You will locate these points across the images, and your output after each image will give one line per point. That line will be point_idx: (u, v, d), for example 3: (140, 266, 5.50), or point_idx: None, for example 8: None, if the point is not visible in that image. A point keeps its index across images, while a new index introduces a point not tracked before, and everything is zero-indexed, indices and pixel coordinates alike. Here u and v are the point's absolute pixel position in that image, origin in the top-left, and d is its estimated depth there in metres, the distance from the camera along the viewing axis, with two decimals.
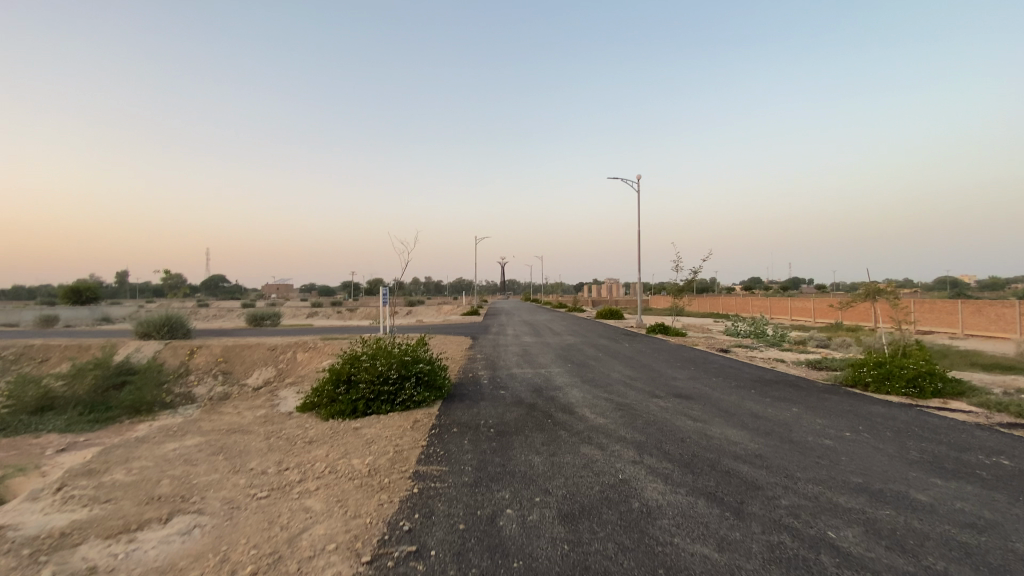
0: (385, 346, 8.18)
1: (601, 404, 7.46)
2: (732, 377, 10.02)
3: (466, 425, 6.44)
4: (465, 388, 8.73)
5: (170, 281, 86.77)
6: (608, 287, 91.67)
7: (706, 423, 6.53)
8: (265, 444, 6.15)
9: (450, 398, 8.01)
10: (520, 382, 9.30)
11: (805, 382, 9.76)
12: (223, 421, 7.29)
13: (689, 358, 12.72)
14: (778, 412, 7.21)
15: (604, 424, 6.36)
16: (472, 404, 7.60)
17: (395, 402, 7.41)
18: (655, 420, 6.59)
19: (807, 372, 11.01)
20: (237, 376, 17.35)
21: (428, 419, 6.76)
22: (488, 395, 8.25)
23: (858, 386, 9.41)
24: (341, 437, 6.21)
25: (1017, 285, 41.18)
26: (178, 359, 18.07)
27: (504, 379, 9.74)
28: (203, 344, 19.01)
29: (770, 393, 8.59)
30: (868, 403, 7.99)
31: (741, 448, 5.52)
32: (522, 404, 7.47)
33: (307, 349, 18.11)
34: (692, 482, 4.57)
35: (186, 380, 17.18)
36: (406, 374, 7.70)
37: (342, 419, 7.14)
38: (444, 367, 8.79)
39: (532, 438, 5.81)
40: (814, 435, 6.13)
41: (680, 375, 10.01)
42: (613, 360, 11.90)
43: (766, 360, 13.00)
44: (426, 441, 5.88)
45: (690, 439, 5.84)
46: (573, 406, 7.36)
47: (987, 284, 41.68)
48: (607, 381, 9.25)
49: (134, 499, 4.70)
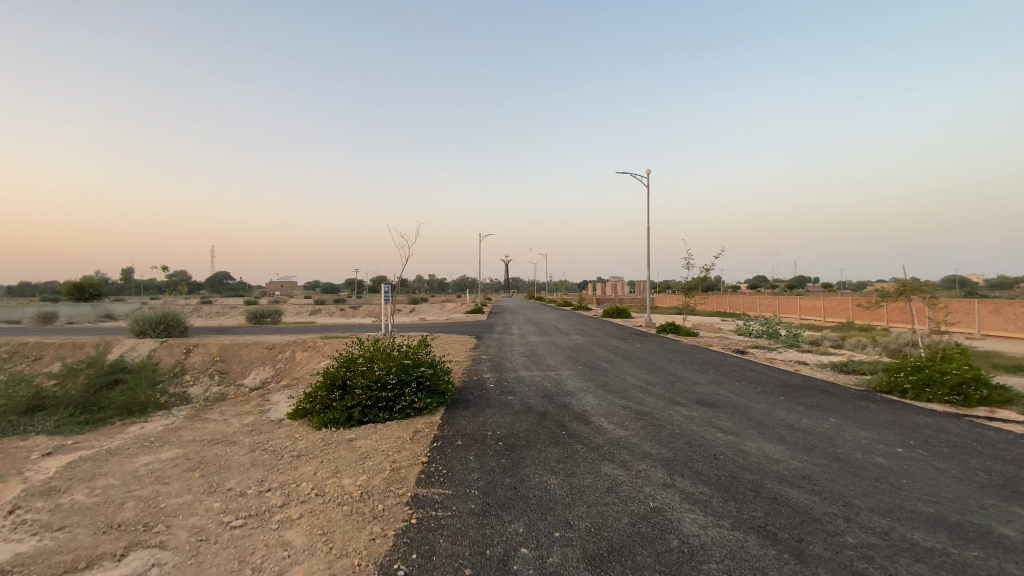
0: (384, 348, 7.55)
1: (619, 413, 6.79)
2: (756, 382, 9.32)
3: (471, 437, 5.79)
4: (470, 393, 8.09)
5: (174, 278, 86.73)
6: (613, 285, 90.82)
7: (739, 436, 5.85)
8: (248, 459, 5.51)
9: (453, 404, 7.38)
10: (528, 387, 8.63)
11: (836, 387, 9.05)
12: (207, 430, 6.66)
13: (706, 360, 12.04)
14: (816, 424, 6.52)
15: (624, 437, 5.70)
16: (477, 412, 6.94)
17: (394, 409, 6.78)
18: (682, 432, 5.93)
19: (835, 376, 10.29)
20: (234, 376, 16.77)
21: (429, 430, 6.12)
22: (495, 401, 7.61)
23: (894, 392, 8.71)
24: (333, 451, 5.56)
25: None
26: (173, 357, 17.51)
27: (511, 383, 9.08)
28: (199, 342, 18.45)
29: (801, 400, 7.90)
30: (912, 412, 7.28)
31: (785, 468, 4.84)
32: (532, 413, 6.82)
33: (306, 348, 17.50)
34: (736, 512, 3.91)
35: (181, 380, 16.62)
36: (406, 379, 7.07)
37: (336, 428, 6.52)
38: (447, 370, 8.14)
39: (545, 454, 5.15)
40: (863, 453, 5.44)
41: (701, 380, 9.32)
42: (627, 363, 11.23)
43: (788, 363, 12.28)
44: (426, 456, 5.23)
45: (724, 455, 5.18)
46: (588, 415, 6.70)
47: (997, 281, 40.77)
48: (623, 386, 8.58)
49: (91, 527, 4.01)
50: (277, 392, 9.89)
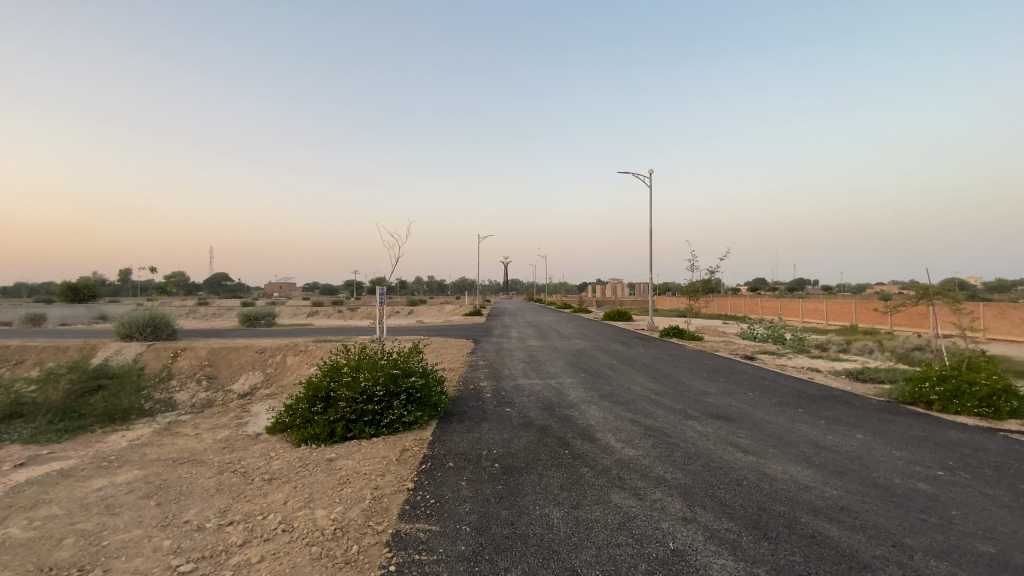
0: (372, 356, 6.97)
1: (627, 429, 6.22)
2: (770, 391, 8.75)
3: (463, 457, 5.22)
4: (465, 405, 7.50)
5: (172, 280, 86.40)
6: (613, 288, 90.29)
7: (761, 456, 5.29)
8: (213, 483, 4.92)
9: (446, 418, 6.80)
10: (527, 397, 8.05)
11: (856, 398, 8.46)
12: (175, 447, 6.09)
13: (715, 367, 11.45)
14: (843, 441, 5.95)
15: (635, 459, 5.14)
16: (472, 427, 6.36)
17: (381, 424, 6.20)
18: (698, 452, 5.36)
19: (852, 385, 9.72)
20: (223, 381, 16.16)
21: (418, 448, 5.54)
22: (491, 414, 7.03)
23: (918, 403, 8.13)
24: (309, 473, 4.97)
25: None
26: (160, 362, 16.91)
27: (509, 392, 8.50)
28: (188, 345, 17.85)
29: (822, 412, 7.33)
30: (944, 427, 6.69)
31: (819, 498, 4.27)
32: (531, 428, 6.25)
33: (297, 352, 16.93)
34: (772, 554, 3.34)
35: (167, 385, 16.00)
36: (395, 391, 6.49)
37: (316, 445, 5.93)
38: (440, 379, 7.56)
39: (547, 480, 4.57)
40: (902, 478, 4.86)
41: (712, 390, 8.74)
42: (631, 370, 10.65)
43: (800, 370, 11.69)
44: (412, 481, 4.65)
45: (748, 482, 4.61)
46: (594, 431, 6.13)
47: (996, 284, 40.38)
48: (629, 397, 8.01)
49: (16, 572, 3.45)
50: (261, 401, 9.29)
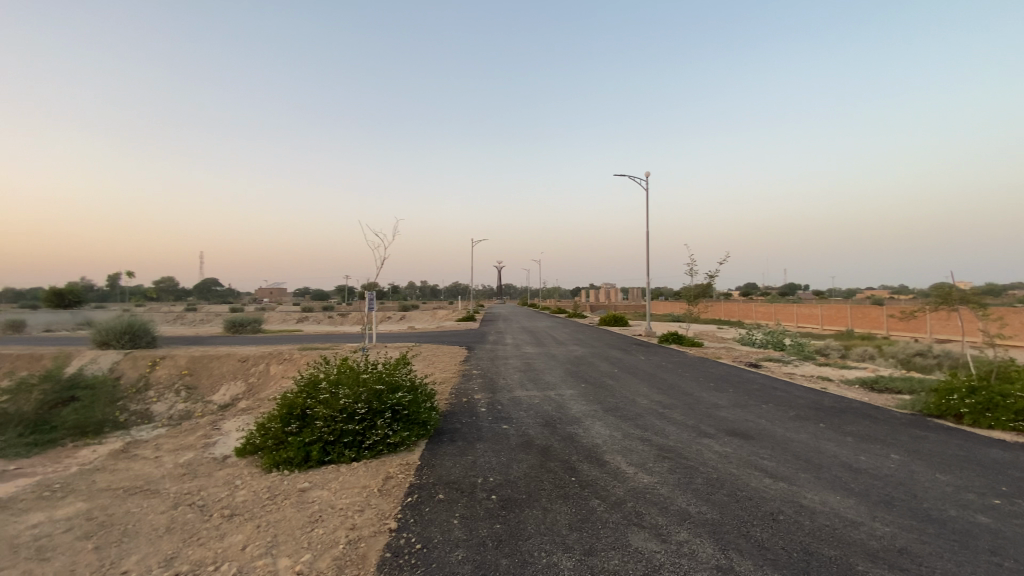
0: (355, 368, 6.30)
1: (637, 449, 5.60)
2: (784, 403, 8.17)
3: (455, 488, 4.56)
4: (457, 422, 6.84)
5: (161, 286, 85.10)
6: (607, 293, 89.80)
7: (793, 483, 4.68)
8: (164, 521, 4.22)
9: (437, 438, 6.14)
10: (525, 412, 7.41)
11: (878, 410, 7.88)
12: (129, 474, 5.37)
13: (721, 376, 10.88)
14: (877, 463, 5.36)
15: (651, 488, 4.50)
16: (465, 449, 5.71)
17: (363, 446, 5.54)
18: (721, 479, 4.75)
19: (869, 396, 9.16)
20: (203, 391, 15.37)
21: (404, 477, 4.87)
22: (487, 432, 6.38)
23: (947, 417, 7.55)
24: (276, 508, 4.28)
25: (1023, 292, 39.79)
26: (137, 371, 16.08)
27: (506, 406, 7.86)
28: (167, 353, 17.02)
29: (846, 427, 6.75)
30: (981, 445, 6.13)
31: (871, 539, 3.66)
32: (531, 450, 5.60)
33: (283, 361, 16.17)
34: None
35: (144, 396, 15.17)
36: (379, 408, 5.82)
37: (289, 471, 5.27)
38: (430, 393, 6.91)
39: (552, 517, 3.93)
40: (956, 510, 4.26)
41: (723, 402, 8.14)
42: (634, 380, 10.04)
43: (810, 379, 11.13)
44: (395, 519, 3.97)
45: (784, 516, 3.99)
46: (601, 452, 5.50)
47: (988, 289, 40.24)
48: (636, 411, 7.39)
49: None
50: (237, 416, 8.59)
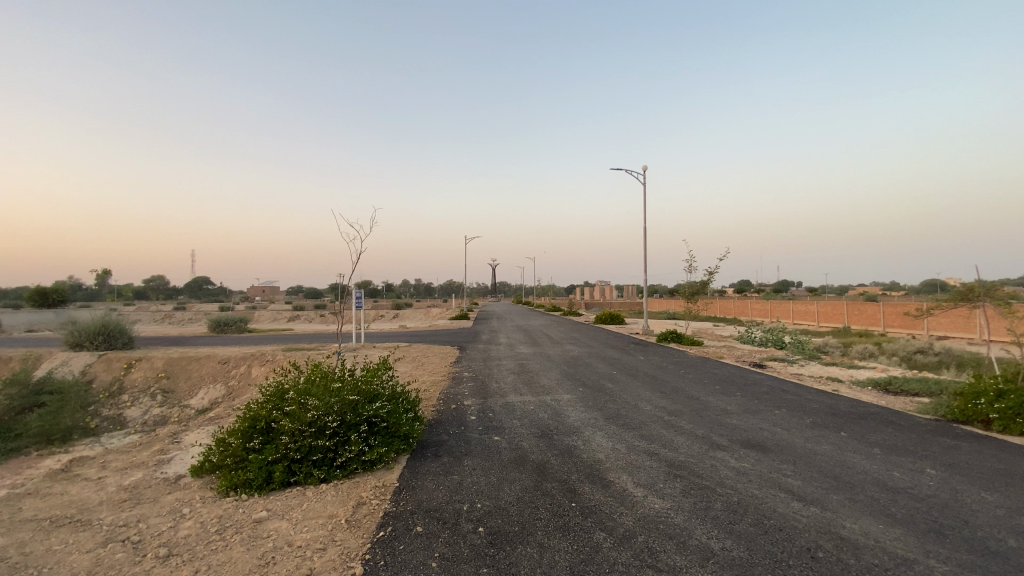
0: (328, 375, 5.63)
1: (645, 466, 4.96)
2: (798, 408, 7.57)
3: (435, 518, 3.89)
4: (443, 433, 6.18)
5: (151, 285, 83.87)
6: (601, 290, 89.38)
7: (827, 509, 4.05)
8: (86, 563, 3.54)
9: (420, 453, 5.49)
10: (518, 420, 6.76)
11: (899, 416, 7.29)
12: (63, 502, 4.68)
13: (726, 377, 10.28)
14: (915, 480, 4.75)
15: (665, 516, 3.87)
16: (450, 467, 5.05)
17: (333, 465, 4.89)
18: (745, 504, 4.12)
19: (884, 398, 8.59)
20: (180, 395, 14.62)
21: (377, 503, 4.21)
22: (476, 446, 5.73)
23: (973, 422, 6.97)
24: (221, 547, 3.61)
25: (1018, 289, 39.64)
26: (111, 374, 15.31)
27: (497, 413, 7.20)
28: (143, 355, 16.24)
29: (870, 437, 6.15)
30: (1021, 456, 5.54)
31: None
32: (525, 467, 4.96)
33: (265, 362, 15.44)
34: None
35: (117, 401, 14.41)
36: (353, 421, 5.15)
37: (247, 495, 4.61)
38: (413, 401, 6.25)
39: (550, 557, 3.28)
40: (1019, 540, 3.65)
41: (733, 408, 7.53)
42: (634, 383, 9.43)
43: (819, 380, 10.55)
44: (361, 561, 3.31)
45: (824, 553, 3.37)
46: (604, 470, 4.86)
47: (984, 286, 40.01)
48: (639, 419, 6.75)
49: None
50: (204, 425, 7.88)
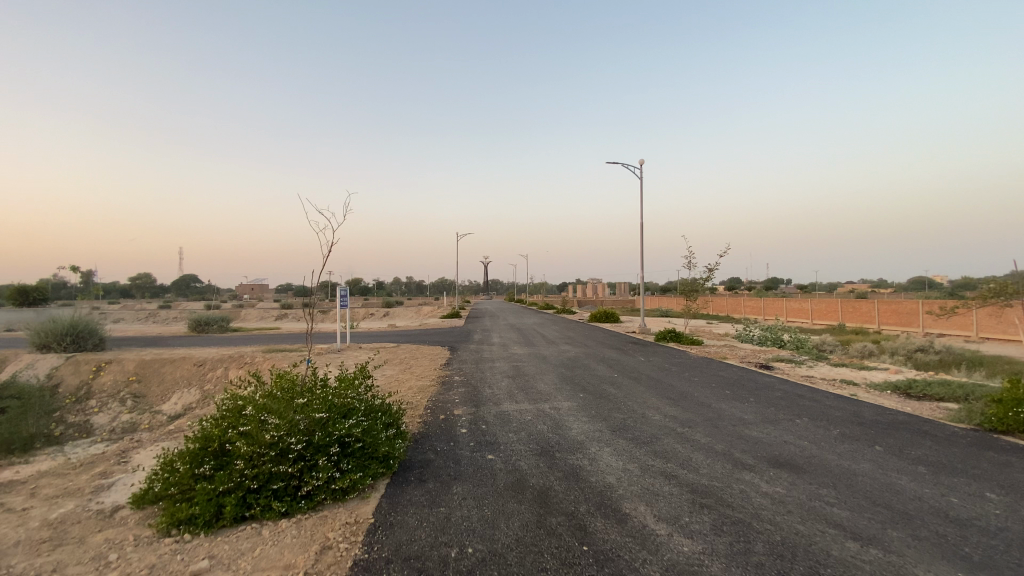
0: (294, 386, 4.86)
1: (665, 493, 4.23)
2: (821, 418, 6.93)
3: (416, 570, 3.14)
4: (429, 452, 5.40)
5: (137, 282, 82.24)
6: (593, 288, 88.96)
7: (891, 552, 3.37)
8: None
9: (401, 477, 4.75)
10: (514, 434, 6.01)
11: (932, 427, 6.66)
12: None
13: (735, 381, 9.62)
14: (979, 510, 4.10)
15: (698, 565, 3.14)
16: (437, 496, 4.29)
17: (297, 496, 4.14)
18: (792, 545, 3.42)
19: (908, 405, 7.98)
20: (152, 401, 13.70)
21: (347, 548, 3.45)
22: (467, 468, 4.96)
23: (1014, 432, 6.34)
24: None
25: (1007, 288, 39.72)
26: (78, 377, 14.33)
27: (491, 425, 6.44)
28: (114, 357, 15.25)
29: (911, 453, 5.49)
30: None
31: None
32: (525, 496, 4.21)
33: (244, 364, 14.56)
34: None
35: (84, 406, 13.36)
36: (322, 442, 4.40)
37: (192, 534, 3.85)
38: (395, 415, 5.51)
39: None
40: None
41: (749, 417, 6.88)
42: (638, 387, 8.74)
43: (832, 383, 9.92)
44: None
45: None
46: (617, 499, 4.13)
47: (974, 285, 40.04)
48: (649, 432, 6.04)
49: None
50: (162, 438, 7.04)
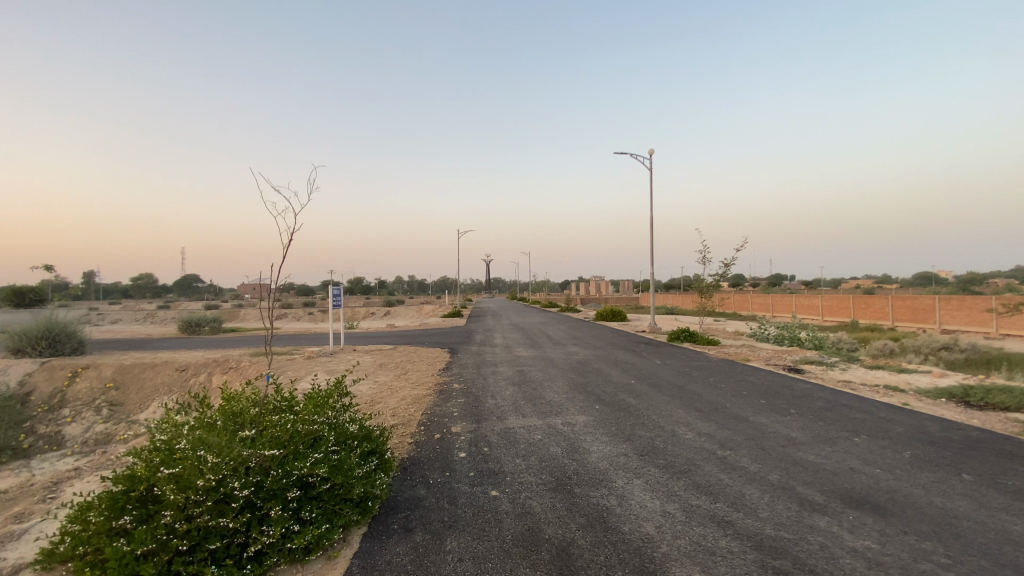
0: (245, 411, 3.89)
1: (723, 552, 3.25)
2: (881, 436, 5.93)
3: None
4: (420, 487, 4.37)
5: (139, 283, 82.08)
6: (595, 285, 87.53)
7: None
8: None
9: (380, 525, 3.76)
10: (522, 459, 5.00)
11: (1014, 445, 5.65)
12: None
13: (769, 388, 8.59)
14: None
15: None
16: (425, 557, 3.27)
17: (241, 560, 3.16)
18: None
19: (973, 417, 6.97)
20: (129, 409, 12.77)
21: None
22: (465, 511, 3.93)
23: None
24: None
25: (1020, 283, 38.71)
26: (53, 384, 13.39)
27: (494, 447, 5.41)
28: (92, 362, 14.30)
29: (1011, 486, 4.48)
30: None
31: None
32: (542, 558, 3.19)
33: (230, 368, 13.62)
34: None
35: (56, 415, 12.33)
36: (276, 484, 3.43)
37: None
38: (378, 442, 4.52)
39: None
40: None
41: (798, 435, 5.88)
42: (661, 396, 7.74)
43: (875, 389, 8.90)
44: None
45: None
46: (662, 562, 3.13)
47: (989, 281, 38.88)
48: (685, 457, 5.04)
49: None
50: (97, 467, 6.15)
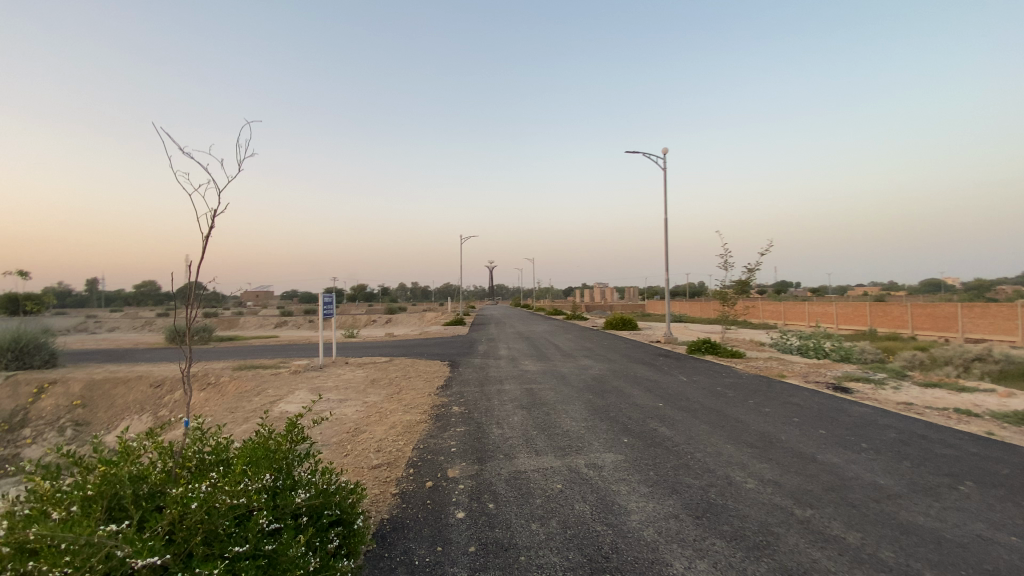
0: (141, 478, 2.67)
1: None
2: (993, 485, 4.64)
3: None
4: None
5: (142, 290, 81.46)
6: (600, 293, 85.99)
7: None
8: None
9: None
10: (539, 524, 3.75)
11: None
12: None
13: (822, 412, 7.31)
14: None
15: None
16: None
17: None
18: None
19: None
20: (96, 429, 11.55)
21: None
22: None
23: None
24: None
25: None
26: (16, 402, 12.23)
27: (501, 503, 4.16)
28: (61, 376, 13.13)
29: None
30: None
31: None
32: None
33: (209, 384, 12.41)
34: None
35: (15, 437, 11.08)
36: None
37: None
38: (344, 507, 3.30)
39: None
40: None
41: (888, 483, 4.60)
42: (699, 425, 6.48)
43: (944, 413, 7.60)
44: None
45: None
46: None
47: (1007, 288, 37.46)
48: (755, 521, 3.78)
49: None
50: None
